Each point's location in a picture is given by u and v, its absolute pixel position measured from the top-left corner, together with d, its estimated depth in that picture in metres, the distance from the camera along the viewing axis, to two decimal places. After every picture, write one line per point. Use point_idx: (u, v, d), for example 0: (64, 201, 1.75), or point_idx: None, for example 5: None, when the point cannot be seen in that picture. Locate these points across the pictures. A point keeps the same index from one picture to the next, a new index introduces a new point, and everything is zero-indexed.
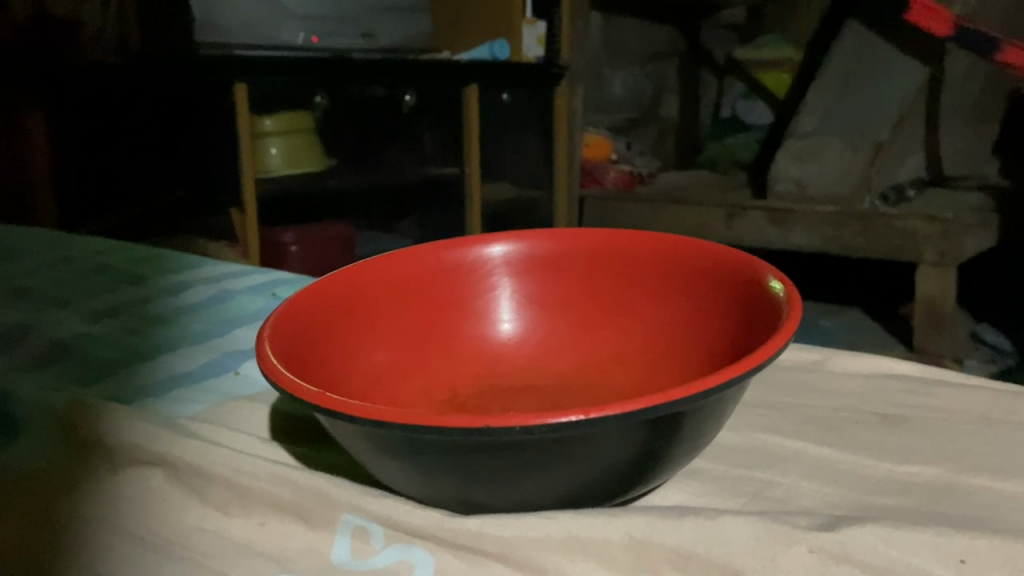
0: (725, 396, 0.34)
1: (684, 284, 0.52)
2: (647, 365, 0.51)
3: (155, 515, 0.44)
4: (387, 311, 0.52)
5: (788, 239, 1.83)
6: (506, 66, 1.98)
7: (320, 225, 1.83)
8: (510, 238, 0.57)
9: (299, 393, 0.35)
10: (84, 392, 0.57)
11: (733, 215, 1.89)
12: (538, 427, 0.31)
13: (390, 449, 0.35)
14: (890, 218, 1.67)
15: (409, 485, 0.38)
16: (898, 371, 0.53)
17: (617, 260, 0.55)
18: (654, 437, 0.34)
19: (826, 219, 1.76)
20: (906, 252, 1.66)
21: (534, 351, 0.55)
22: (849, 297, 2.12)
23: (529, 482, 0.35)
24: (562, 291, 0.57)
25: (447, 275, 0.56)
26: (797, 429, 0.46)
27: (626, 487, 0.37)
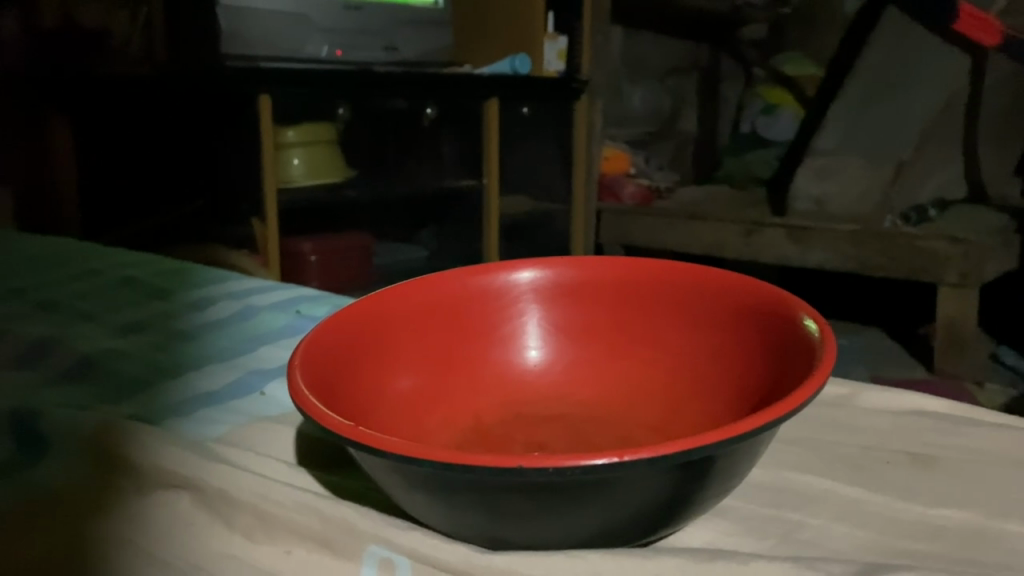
0: (759, 441, 0.34)
1: (714, 317, 0.51)
2: (674, 397, 0.51)
3: (181, 541, 0.44)
4: (415, 337, 0.53)
5: (807, 256, 1.81)
6: (527, 80, 1.98)
7: (339, 237, 1.83)
8: (538, 265, 0.57)
9: (330, 425, 0.35)
10: (111, 411, 0.58)
11: (751, 232, 1.88)
12: (574, 470, 0.31)
13: (420, 485, 0.35)
14: (911, 238, 1.66)
15: (438, 520, 0.38)
16: (928, 409, 0.53)
17: (646, 290, 0.55)
18: (687, 481, 0.34)
19: (845, 237, 1.75)
20: (926, 272, 1.65)
21: (561, 380, 0.55)
22: (867, 316, 2.10)
23: (558, 522, 0.35)
24: (589, 320, 0.56)
25: (475, 301, 0.56)
26: (826, 467, 0.46)
27: (655, 528, 0.37)
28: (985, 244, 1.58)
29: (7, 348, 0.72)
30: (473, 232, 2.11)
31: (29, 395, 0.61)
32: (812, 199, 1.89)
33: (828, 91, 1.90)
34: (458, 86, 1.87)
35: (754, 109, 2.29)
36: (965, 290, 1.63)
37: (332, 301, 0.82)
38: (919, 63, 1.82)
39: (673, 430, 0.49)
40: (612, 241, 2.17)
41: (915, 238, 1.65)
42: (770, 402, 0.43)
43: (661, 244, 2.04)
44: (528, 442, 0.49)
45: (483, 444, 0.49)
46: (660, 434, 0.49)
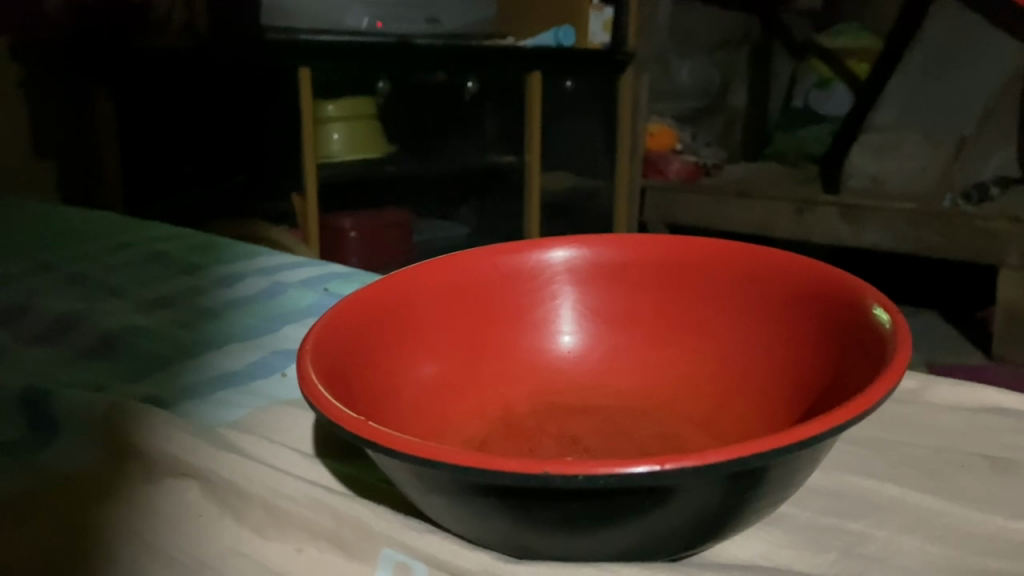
0: (819, 448, 0.30)
1: (767, 303, 0.47)
2: (719, 389, 0.47)
3: (186, 532, 0.41)
4: (436, 320, 0.49)
5: (862, 236, 1.74)
6: (571, 52, 1.92)
7: (380, 213, 1.80)
8: (574, 243, 0.53)
9: (337, 419, 0.32)
10: (126, 393, 0.55)
11: (802, 211, 1.82)
12: (609, 480, 0.27)
13: (437, 488, 0.32)
14: (972, 218, 1.58)
15: (459, 526, 0.34)
16: (1004, 406, 0.48)
17: (692, 272, 0.51)
18: (735, 493, 0.30)
19: (901, 217, 1.68)
20: (987, 253, 1.58)
21: (598, 367, 0.51)
22: (922, 299, 2.02)
23: (591, 534, 0.31)
24: (628, 305, 0.52)
25: (503, 283, 0.52)
26: (892, 472, 0.42)
27: (698, 541, 0.33)
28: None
29: (30, 323, 0.69)
30: (515, 209, 2.06)
31: (44, 374, 0.58)
32: (866, 177, 1.80)
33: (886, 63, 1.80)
34: (501, 59, 1.82)
35: (807, 82, 2.20)
36: None
37: (364, 277, 0.79)
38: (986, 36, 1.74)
39: (721, 426, 0.45)
40: (656, 220, 2.11)
41: (976, 218, 1.57)
42: (832, 400, 0.39)
43: (708, 223, 1.98)
44: (561, 436, 0.45)
45: (511, 438, 0.45)
46: (706, 430, 0.45)
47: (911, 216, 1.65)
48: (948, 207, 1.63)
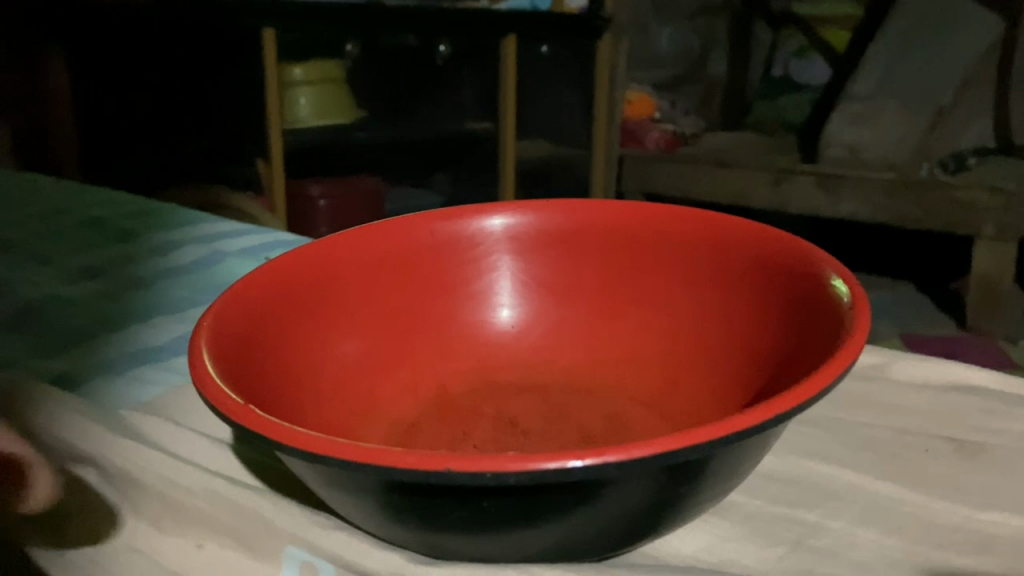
0: (765, 436, 0.27)
1: (718, 274, 0.44)
2: (667, 368, 0.44)
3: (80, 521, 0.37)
4: (359, 293, 0.46)
5: (839, 206, 1.72)
6: (548, 17, 1.87)
7: (348, 180, 1.75)
8: (516, 210, 0.49)
9: (217, 405, 0.28)
10: (32, 372, 0.50)
11: (778, 180, 1.79)
12: (519, 477, 0.24)
13: (335, 483, 0.28)
14: (948, 188, 1.56)
15: (367, 524, 0.31)
16: (973, 384, 0.45)
17: (640, 240, 0.47)
18: (664, 490, 0.27)
19: (879, 186, 1.65)
20: (963, 224, 1.57)
21: (538, 344, 0.48)
22: (899, 268, 2.00)
23: (507, 536, 0.28)
24: (573, 276, 0.49)
25: (437, 252, 0.49)
26: (852, 458, 0.39)
27: (629, 540, 0.29)
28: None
29: None
30: (490, 177, 2.00)
31: None
32: (844, 146, 1.78)
33: None
34: (474, 23, 1.76)
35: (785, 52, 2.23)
36: (1004, 244, 1.54)
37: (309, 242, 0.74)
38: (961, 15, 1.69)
39: (669, 407, 0.42)
40: (633, 189, 2.07)
41: (952, 188, 1.55)
42: (785, 384, 0.35)
43: (685, 192, 1.95)
44: (498, 418, 0.42)
45: (440, 420, 0.42)
46: (654, 411, 0.42)
47: (887, 186, 1.62)
48: (925, 177, 1.60)
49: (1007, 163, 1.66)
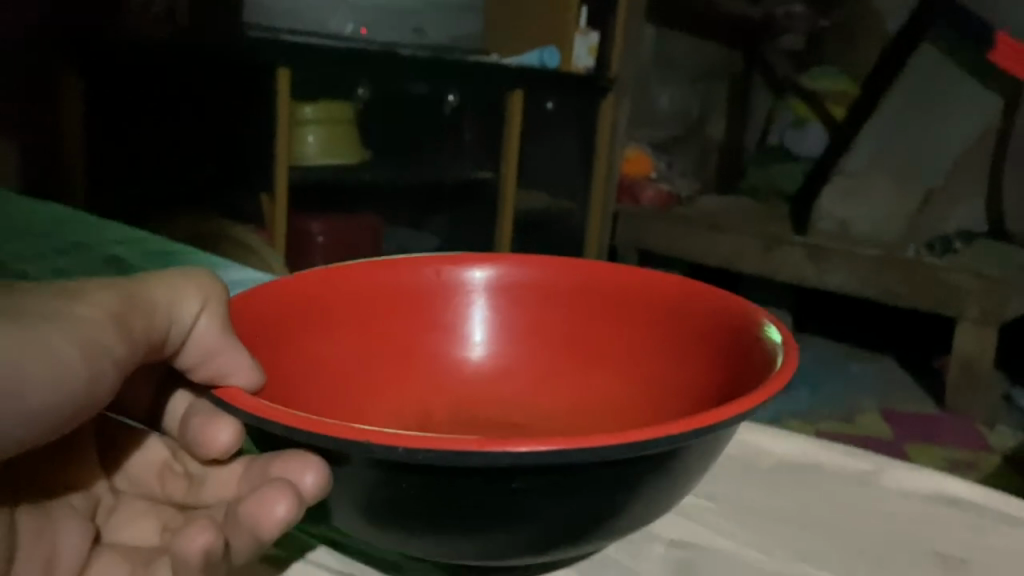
0: (709, 438, 0.33)
1: (671, 327, 0.50)
2: (615, 409, 0.51)
3: (162, 459, 0.43)
4: (347, 325, 0.52)
5: (827, 277, 1.75)
6: (555, 74, 1.92)
7: (349, 217, 1.78)
8: (496, 262, 0.56)
9: (237, 406, 0.32)
10: None
11: (769, 248, 1.83)
12: (527, 455, 0.28)
13: (361, 480, 0.32)
14: (934, 269, 1.61)
15: (379, 536, 0.34)
16: (954, 493, 0.50)
17: (606, 294, 0.54)
18: (623, 490, 0.32)
19: (867, 263, 1.69)
20: (948, 305, 1.60)
21: (505, 382, 0.54)
22: (882, 342, 2.04)
23: (491, 538, 0.32)
24: (540, 324, 0.55)
25: (423, 293, 0.55)
26: (835, 546, 0.43)
27: (582, 543, 0.34)
28: (1011, 283, 1.54)
29: None
30: (488, 223, 2.03)
31: None
32: (834, 221, 1.83)
33: (863, 110, 1.79)
34: (484, 77, 1.81)
35: (783, 121, 2.12)
36: (986, 328, 1.59)
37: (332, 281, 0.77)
38: (966, 98, 1.88)
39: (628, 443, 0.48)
40: (626, 245, 2.10)
41: (938, 270, 1.60)
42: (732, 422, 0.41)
43: (677, 252, 1.99)
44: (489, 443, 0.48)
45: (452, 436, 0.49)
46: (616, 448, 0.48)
47: (876, 263, 1.67)
48: (913, 258, 1.65)
49: (993, 249, 1.71)
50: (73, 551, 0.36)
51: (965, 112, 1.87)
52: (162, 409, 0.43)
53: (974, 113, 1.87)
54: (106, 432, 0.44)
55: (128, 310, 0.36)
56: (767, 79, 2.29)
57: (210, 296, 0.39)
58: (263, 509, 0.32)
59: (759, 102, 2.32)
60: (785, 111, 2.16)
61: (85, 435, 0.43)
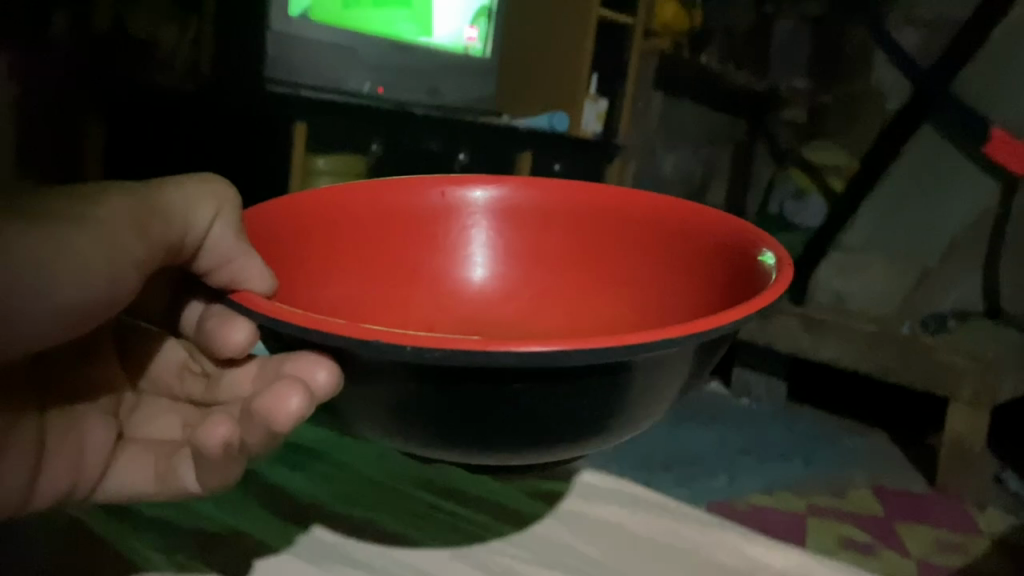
0: (671, 354, 0.38)
1: (631, 244, 0.68)
2: (607, 296, 0.69)
3: (179, 361, 0.56)
4: (373, 231, 0.67)
5: (822, 350, 1.78)
6: (562, 138, 1.97)
7: None
8: (488, 185, 0.72)
9: (265, 314, 0.38)
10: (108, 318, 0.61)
11: (766, 317, 1.86)
12: (500, 354, 0.33)
13: (367, 377, 0.38)
14: (927, 347, 1.63)
15: (389, 430, 0.40)
16: None
17: (579, 215, 0.71)
18: (598, 396, 0.38)
19: (862, 338, 1.71)
20: (940, 385, 1.63)
21: (497, 288, 0.72)
22: (875, 417, 2.05)
23: (484, 427, 0.38)
24: (533, 234, 0.72)
25: (433, 210, 0.71)
26: None
27: (564, 441, 0.40)
28: (1002, 363, 1.58)
29: None
30: None
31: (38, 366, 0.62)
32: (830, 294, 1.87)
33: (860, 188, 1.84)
34: (494, 137, 1.86)
35: (782, 190, 2.03)
36: (977, 408, 1.60)
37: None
38: (961, 185, 1.88)
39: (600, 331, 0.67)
40: None
41: (931, 350, 1.62)
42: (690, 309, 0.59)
43: None
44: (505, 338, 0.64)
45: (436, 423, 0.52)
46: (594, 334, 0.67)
47: (870, 338, 1.69)
48: (908, 335, 1.67)
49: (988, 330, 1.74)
50: (101, 454, 0.50)
51: (960, 198, 1.89)
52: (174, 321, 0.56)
53: (968, 200, 1.88)
54: (126, 341, 0.57)
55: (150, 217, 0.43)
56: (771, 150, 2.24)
57: (224, 205, 0.47)
58: (275, 403, 0.38)
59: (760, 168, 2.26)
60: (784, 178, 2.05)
61: (105, 347, 0.56)
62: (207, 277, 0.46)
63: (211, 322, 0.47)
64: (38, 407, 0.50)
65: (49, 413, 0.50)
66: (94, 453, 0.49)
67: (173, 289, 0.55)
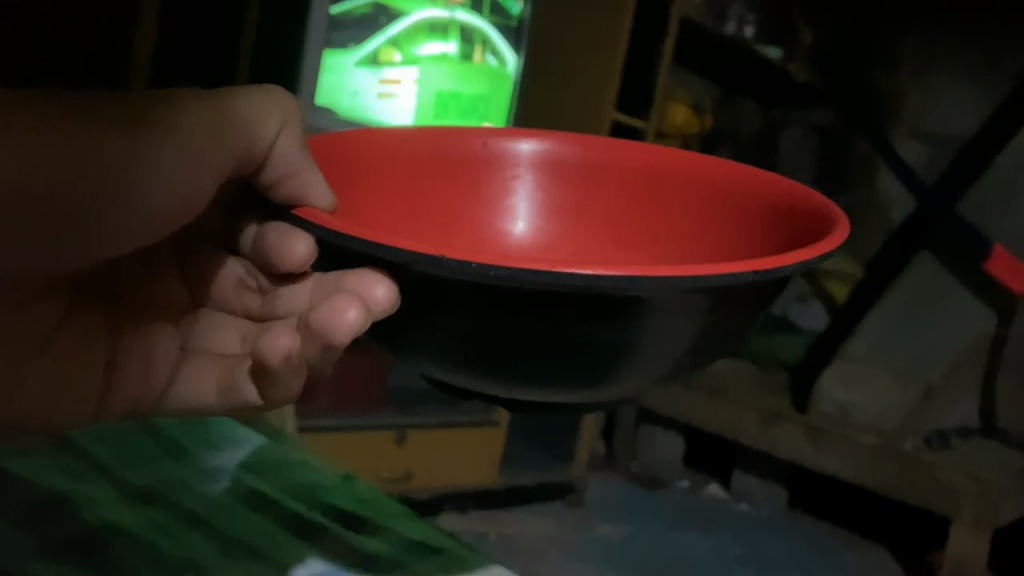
0: (729, 291, 0.44)
1: (682, 204, 0.69)
2: (645, 252, 0.70)
3: (231, 276, 0.66)
4: (422, 173, 0.69)
5: (823, 461, 1.78)
6: None
7: (362, 354, 1.73)
8: (536, 138, 0.73)
9: (342, 232, 0.44)
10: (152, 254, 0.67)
11: (768, 422, 1.86)
12: (588, 278, 0.39)
13: (453, 300, 0.43)
14: (930, 466, 1.62)
15: (456, 355, 0.46)
16: None
17: (633, 175, 0.71)
18: (655, 317, 0.43)
19: (863, 450, 1.71)
20: (942, 504, 1.61)
21: (542, 245, 0.73)
22: (875, 526, 2.03)
23: (551, 349, 0.44)
24: (574, 190, 0.73)
25: (480, 160, 0.72)
26: None
27: (620, 368, 0.45)
28: (1002, 488, 1.57)
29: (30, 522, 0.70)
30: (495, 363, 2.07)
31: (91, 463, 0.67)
32: (834, 403, 1.88)
33: None
34: None
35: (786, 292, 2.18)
36: (979, 531, 1.59)
37: (387, 537, 0.78)
38: (958, 303, 1.87)
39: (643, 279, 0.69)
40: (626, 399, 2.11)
41: (934, 469, 1.61)
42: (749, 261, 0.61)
43: (679, 414, 2.01)
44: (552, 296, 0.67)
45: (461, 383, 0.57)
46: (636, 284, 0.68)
47: (873, 452, 1.69)
48: (911, 452, 1.67)
49: (990, 450, 1.72)
50: (162, 379, 0.67)
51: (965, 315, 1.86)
52: (230, 242, 0.65)
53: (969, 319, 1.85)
54: (184, 255, 0.68)
55: (218, 125, 0.51)
56: None
57: (283, 120, 0.54)
58: (337, 315, 0.45)
59: None
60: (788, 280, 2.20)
61: (170, 267, 0.68)
62: (272, 187, 0.54)
63: (272, 236, 0.55)
64: (111, 330, 0.67)
65: (121, 338, 0.67)
66: (161, 366, 0.67)
67: (227, 218, 0.65)
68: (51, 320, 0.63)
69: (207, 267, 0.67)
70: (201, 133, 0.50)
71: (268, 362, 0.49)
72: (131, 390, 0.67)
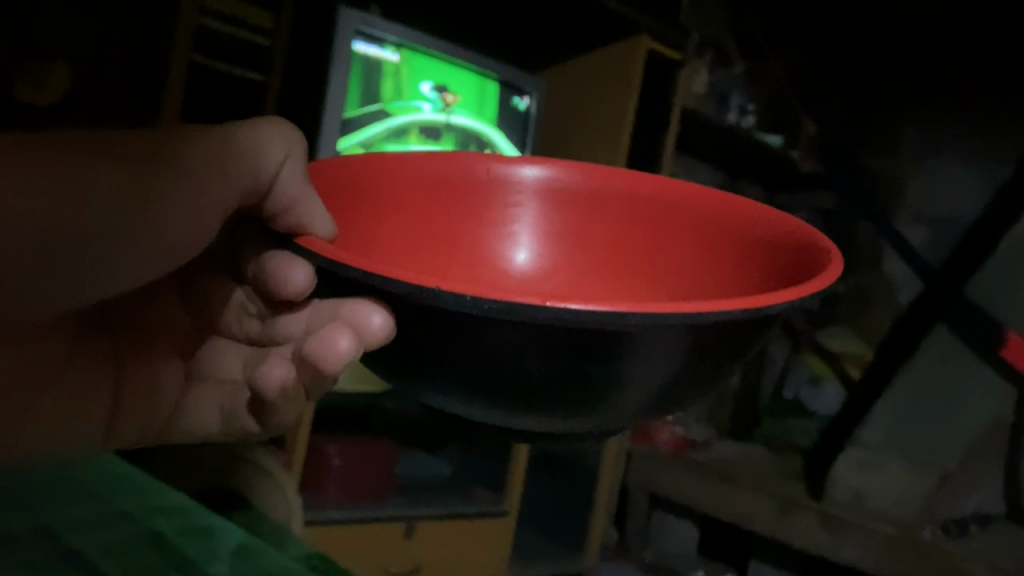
0: (730, 326, 0.41)
1: (680, 234, 0.68)
2: (641, 284, 0.69)
3: (234, 301, 0.63)
4: (426, 197, 0.69)
5: (841, 551, 1.72)
6: None
7: (372, 444, 1.69)
8: (539, 165, 0.72)
9: (335, 261, 0.43)
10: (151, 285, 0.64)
11: (783, 511, 1.82)
12: (578, 313, 0.37)
13: (445, 333, 0.41)
14: (948, 555, 1.56)
15: (451, 386, 0.44)
16: None
17: (632, 204, 0.71)
18: (653, 353, 0.41)
19: (881, 539, 1.66)
20: None
21: (543, 272, 0.72)
22: None
23: (546, 381, 0.42)
24: (578, 219, 0.73)
25: (485, 185, 0.72)
26: None
27: (619, 397, 0.43)
28: None
29: None
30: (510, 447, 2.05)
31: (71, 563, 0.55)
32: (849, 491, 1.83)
33: None
34: None
35: (798, 376, 2.20)
36: None
37: None
38: (976, 386, 1.86)
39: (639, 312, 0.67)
40: (638, 487, 2.08)
41: (953, 558, 1.55)
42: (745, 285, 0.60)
43: (694, 503, 1.97)
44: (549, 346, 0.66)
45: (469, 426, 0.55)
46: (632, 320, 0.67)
47: (891, 543, 1.64)
48: (927, 540, 1.61)
49: (1011, 539, 1.65)
50: (166, 409, 0.64)
51: (981, 401, 1.85)
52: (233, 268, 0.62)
53: (986, 402, 1.84)
54: (185, 278, 0.64)
55: (220, 159, 0.48)
56: (785, 336, 2.28)
57: (291, 149, 0.52)
58: (328, 347, 0.46)
59: (775, 350, 2.29)
60: (799, 364, 2.20)
61: (168, 290, 0.64)
62: (274, 219, 0.52)
63: (270, 263, 0.53)
64: (114, 366, 0.63)
65: (125, 364, 0.63)
66: (165, 398, 0.64)
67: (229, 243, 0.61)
68: (57, 356, 0.59)
69: (208, 293, 0.64)
70: (198, 169, 0.47)
71: (266, 392, 0.51)
72: (140, 422, 0.64)
